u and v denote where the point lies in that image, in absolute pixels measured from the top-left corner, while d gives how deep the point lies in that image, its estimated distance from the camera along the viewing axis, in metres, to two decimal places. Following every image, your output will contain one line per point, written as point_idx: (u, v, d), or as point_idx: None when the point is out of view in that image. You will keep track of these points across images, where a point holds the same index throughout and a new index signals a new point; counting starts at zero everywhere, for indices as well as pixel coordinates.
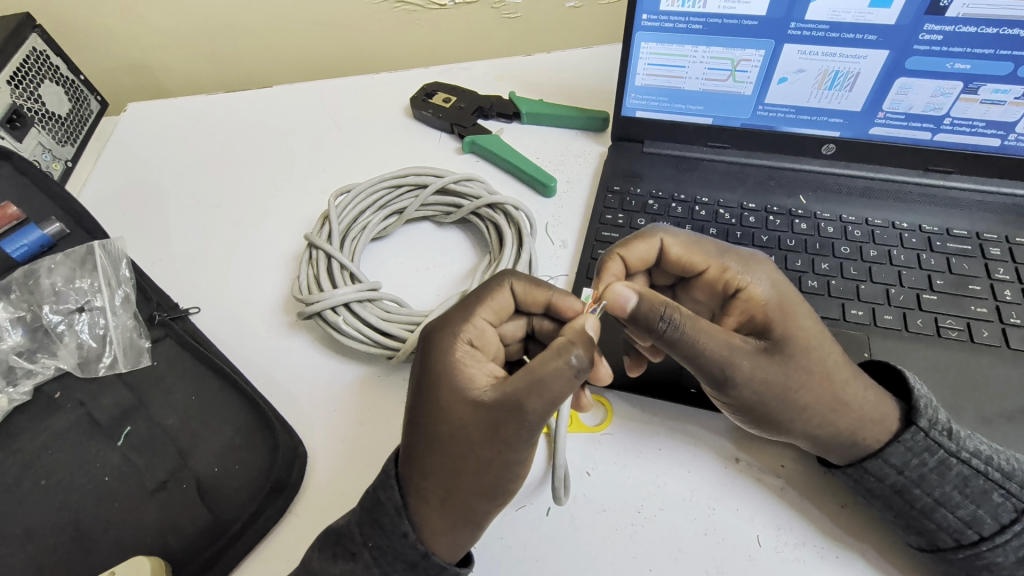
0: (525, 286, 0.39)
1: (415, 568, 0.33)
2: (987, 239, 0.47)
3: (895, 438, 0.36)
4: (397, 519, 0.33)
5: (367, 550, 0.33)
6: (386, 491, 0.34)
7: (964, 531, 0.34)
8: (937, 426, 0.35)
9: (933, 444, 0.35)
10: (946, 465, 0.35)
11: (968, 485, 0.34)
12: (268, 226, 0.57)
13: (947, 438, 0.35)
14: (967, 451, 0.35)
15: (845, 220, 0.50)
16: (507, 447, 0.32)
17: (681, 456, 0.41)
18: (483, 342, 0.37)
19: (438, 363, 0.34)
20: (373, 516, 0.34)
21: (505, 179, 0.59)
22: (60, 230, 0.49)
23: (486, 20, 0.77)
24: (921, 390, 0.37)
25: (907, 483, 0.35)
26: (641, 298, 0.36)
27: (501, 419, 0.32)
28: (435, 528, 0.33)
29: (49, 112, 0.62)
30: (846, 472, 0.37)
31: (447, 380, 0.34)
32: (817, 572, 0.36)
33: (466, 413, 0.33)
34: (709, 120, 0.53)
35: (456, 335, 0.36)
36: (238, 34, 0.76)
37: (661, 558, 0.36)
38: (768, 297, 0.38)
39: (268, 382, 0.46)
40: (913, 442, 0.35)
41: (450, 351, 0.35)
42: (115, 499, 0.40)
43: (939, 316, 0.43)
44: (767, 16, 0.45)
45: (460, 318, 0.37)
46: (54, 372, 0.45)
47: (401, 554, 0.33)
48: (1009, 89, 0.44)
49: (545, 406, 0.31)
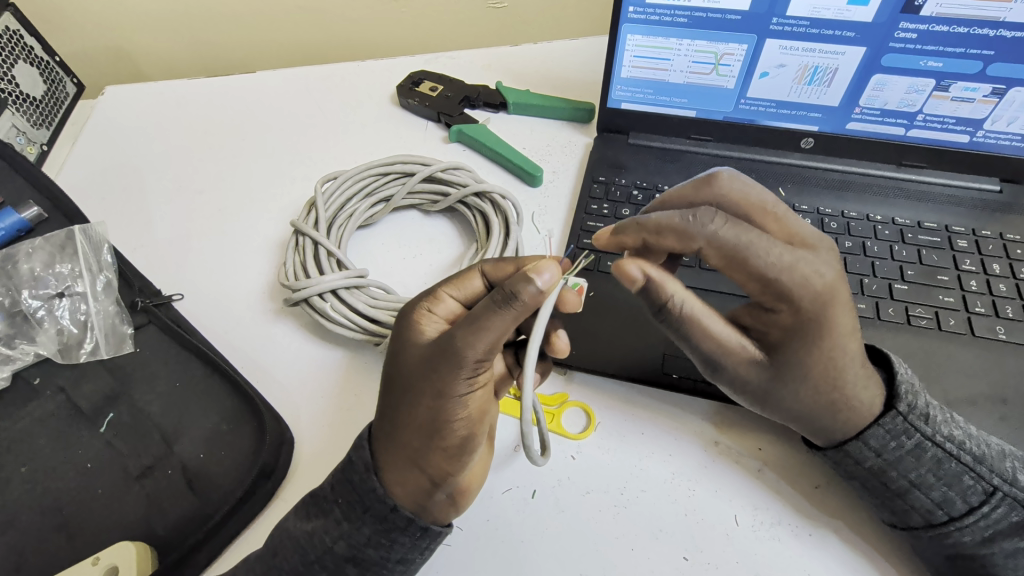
0: (494, 266, 0.38)
1: (384, 522, 0.34)
2: (956, 232, 0.49)
3: (876, 420, 0.36)
4: (367, 475, 0.34)
5: (338, 506, 0.35)
6: (358, 451, 0.35)
7: (934, 511, 0.35)
8: (915, 410, 0.36)
9: (911, 428, 0.36)
10: (922, 449, 0.35)
11: (942, 467, 0.35)
12: (253, 213, 0.57)
13: (923, 423, 0.36)
14: (942, 435, 0.35)
15: (823, 212, 0.52)
16: (441, 382, 0.32)
17: (663, 439, 0.42)
18: (448, 314, 0.37)
19: (400, 321, 0.36)
20: (346, 476, 0.35)
21: (491, 169, 0.60)
22: (37, 214, 0.49)
23: (473, 10, 0.78)
24: (903, 376, 0.37)
25: (884, 465, 0.36)
26: (652, 237, 0.39)
27: (435, 357, 0.32)
28: (395, 478, 0.34)
29: (23, 93, 0.60)
30: (827, 454, 0.38)
31: (400, 336, 0.36)
32: (791, 549, 0.37)
33: (413, 358, 0.34)
34: (692, 113, 0.54)
35: (418, 306, 0.37)
36: (221, 17, 0.75)
37: (642, 537, 0.38)
38: (802, 277, 0.36)
39: (252, 368, 0.46)
40: (892, 426, 0.36)
41: (411, 314, 0.36)
42: (97, 485, 0.39)
43: (909, 305, 0.45)
44: (749, 11, 0.46)
45: (423, 293, 0.38)
46: (33, 358, 0.44)
47: (371, 508, 0.34)
48: (978, 87, 0.46)
49: (473, 339, 0.32)
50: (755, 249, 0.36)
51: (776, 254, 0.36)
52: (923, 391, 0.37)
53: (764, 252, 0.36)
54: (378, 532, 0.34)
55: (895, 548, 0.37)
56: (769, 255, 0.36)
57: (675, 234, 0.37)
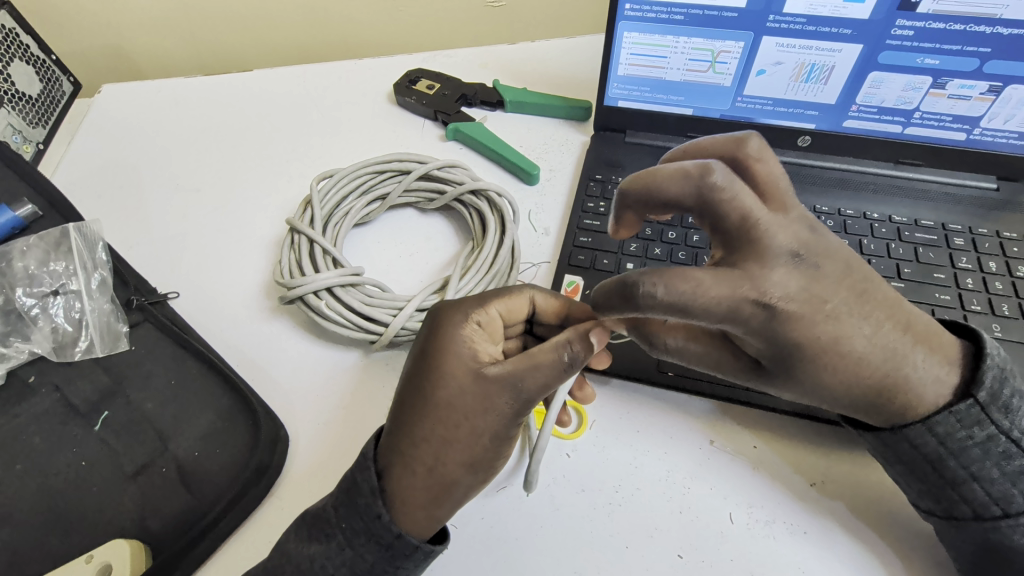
0: (545, 298, 0.39)
1: (390, 550, 0.33)
2: (952, 230, 0.49)
3: (948, 407, 0.34)
4: (373, 500, 0.33)
5: (341, 532, 0.33)
6: (362, 473, 0.33)
7: (988, 505, 0.34)
8: (996, 401, 0.34)
9: (986, 419, 0.34)
10: (993, 442, 0.34)
11: (1009, 462, 0.34)
12: (249, 211, 0.57)
13: (1002, 416, 0.34)
14: (1018, 431, 0.34)
15: (819, 210, 0.51)
16: (500, 422, 0.33)
17: (660, 437, 0.42)
18: (492, 328, 0.36)
19: (448, 334, 0.34)
20: (349, 497, 0.34)
21: (488, 167, 0.59)
22: (32, 213, 0.49)
23: (471, 8, 0.77)
24: (989, 364, 0.35)
25: (945, 454, 0.34)
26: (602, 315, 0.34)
27: (501, 397, 0.33)
28: (415, 505, 0.33)
29: (19, 91, 0.60)
30: (880, 434, 0.36)
31: (451, 350, 0.34)
32: (783, 547, 0.37)
33: (467, 383, 0.33)
34: (688, 111, 0.54)
35: (470, 317, 0.35)
36: (218, 16, 0.75)
37: (637, 535, 0.37)
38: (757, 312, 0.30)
39: (248, 367, 0.46)
40: (966, 415, 0.34)
41: (459, 326, 0.35)
42: (91, 483, 0.39)
43: (905, 303, 0.45)
44: (746, 9, 0.46)
45: (474, 301, 0.36)
46: (27, 357, 0.44)
47: (376, 535, 0.33)
48: (975, 84, 0.46)
49: (540, 390, 0.33)
50: (698, 308, 0.29)
51: (716, 304, 0.29)
52: (1009, 380, 0.35)
53: (707, 310, 0.29)
54: (382, 559, 0.33)
55: (891, 547, 0.37)
56: (709, 310, 0.29)
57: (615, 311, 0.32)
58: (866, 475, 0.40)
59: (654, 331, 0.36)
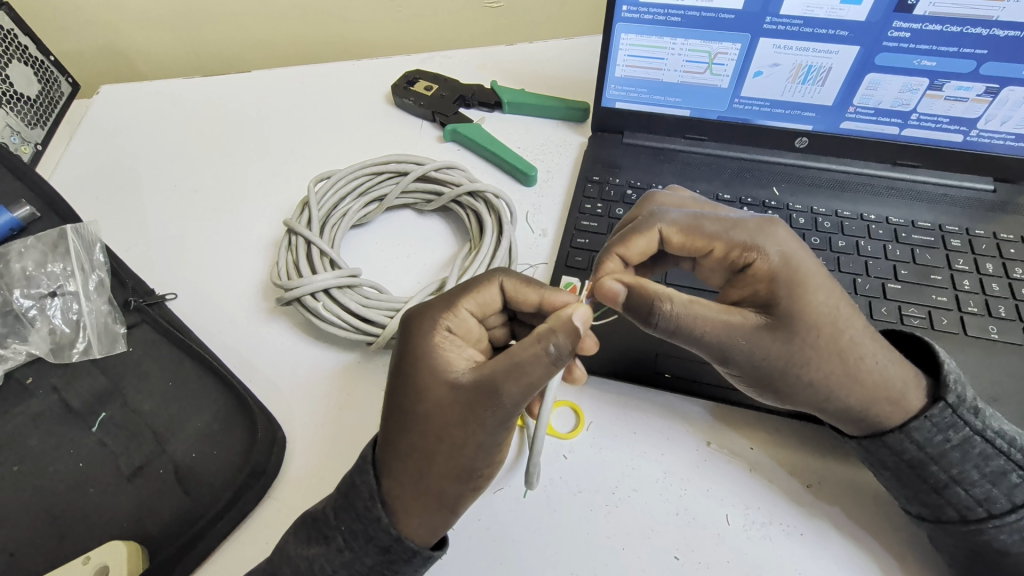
0: (516, 285, 0.38)
1: (387, 554, 0.33)
2: (949, 231, 0.49)
3: (922, 413, 0.36)
4: (372, 503, 0.33)
5: (341, 534, 0.33)
6: (361, 477, 0.34)
7: (973, 508, 0.35)
8: (964, 403, 0.36)
9: (959, 422, 0.35)
10: (970, 444, 0.35)
11: (988, 464, 0.35)
12: (247, 212, 0.57)
13: (973, 417, 0.35)
14: (991, 431, 0.35)
15: (816, 211, 0.52)
16: (481, 426, 0.32)
17: (657, 438, 0.42)
18: (464, 331, 0.36)
19: (418, 343, 0.34)
20: (347, 499, 0.34)
21: (485, 168, 0.60)
22: (30, 214, 0.49)
23: (469, 9, 0.77)
24: (950, 367, 0.37)
25: (926, 458, 0.36)
26: (623, 245, 0.39)
27: (477, 400, 0.32)
28: (410, 512, 0.33)
29: (17, 93, 0.60)
30: (862, 442, 0.37)
31: (423, 359, 0.34)
32: (780, 548, 0.37)
33: (442, 392, 0.32)
34: (686, 112, 0.54)
35: (439, 323, 0.35)
36: (217, 16, 0.75)
37: (634, 537, 0.38)
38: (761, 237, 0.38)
39: (246, 368, 0.46)
40: (940, 419, 0.35)
41: (429, 333, 0.35)
42: (88, 485, 0.39)
43: (901, 304, 0.45)
44: (743, 10, 0.46)
45: (442, 306, 0.36)
46: (25, 357, 0.44)
47: (374, 538, 0.33)
48: (972, 85, 0.46)
49: (520, 389, 0.32)
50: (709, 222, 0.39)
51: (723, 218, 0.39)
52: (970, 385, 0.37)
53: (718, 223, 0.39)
54: (381, 563, 0.33)
55: (885, 548, 0.37)
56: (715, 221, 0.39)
57: (636, 231, 0.39)
58: (861, 476, 0.40)
59: (655, 294, 0.36)
